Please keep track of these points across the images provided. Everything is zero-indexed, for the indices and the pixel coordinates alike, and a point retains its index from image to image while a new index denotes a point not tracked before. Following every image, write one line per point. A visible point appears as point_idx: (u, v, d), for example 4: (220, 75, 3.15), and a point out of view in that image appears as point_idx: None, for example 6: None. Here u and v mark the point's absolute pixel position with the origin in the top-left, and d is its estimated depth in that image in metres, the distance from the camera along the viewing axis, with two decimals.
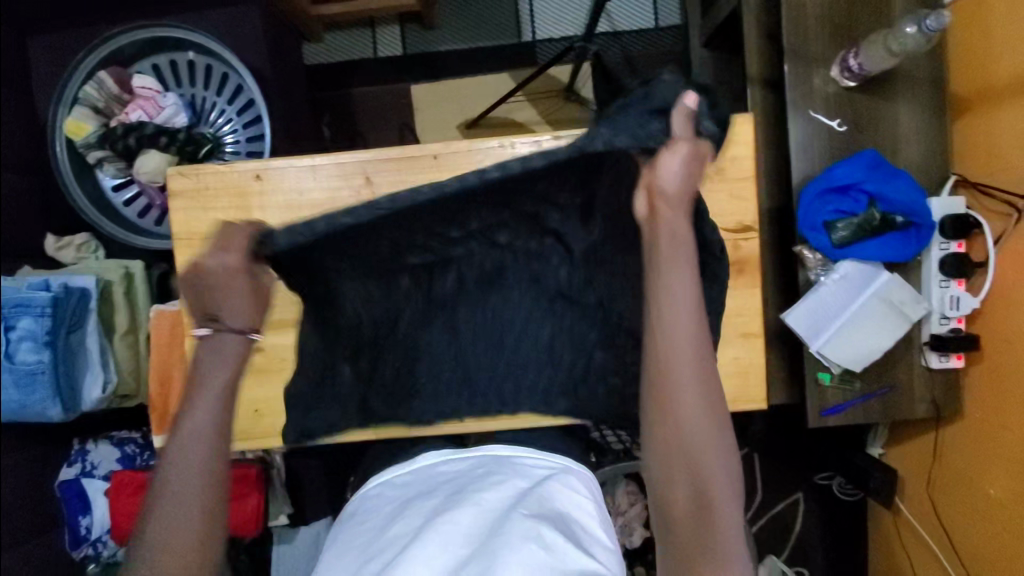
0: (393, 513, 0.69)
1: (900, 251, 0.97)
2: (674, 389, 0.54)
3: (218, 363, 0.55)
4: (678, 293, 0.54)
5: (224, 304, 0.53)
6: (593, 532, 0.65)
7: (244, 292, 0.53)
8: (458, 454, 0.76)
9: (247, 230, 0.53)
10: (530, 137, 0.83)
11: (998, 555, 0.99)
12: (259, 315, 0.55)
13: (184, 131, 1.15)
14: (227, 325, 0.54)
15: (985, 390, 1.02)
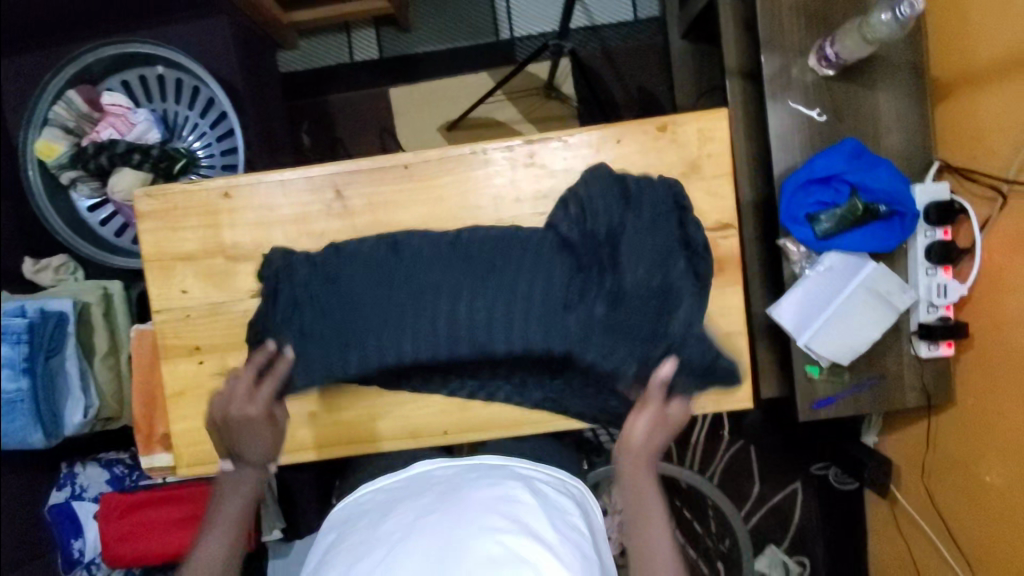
0: (383, 513, 0.64)
1: (884, 241, 0.95)
2: (635, 510, 0.66)
3: (236, 493, 0.70)
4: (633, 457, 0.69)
5: (248, 441, 0.71)
6: (583, 549, 0.60)
7: (266, 433, 0.72)
8: (455, 459, 0.71)
9: (264, 354, 0.77)
10: (501, 142, 0.81)
11: (994, 542, 0.99)
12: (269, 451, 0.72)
13: (157, 147, 1.12)
14: (248, 460, 0.71)
15: (977, 377, 1.01)
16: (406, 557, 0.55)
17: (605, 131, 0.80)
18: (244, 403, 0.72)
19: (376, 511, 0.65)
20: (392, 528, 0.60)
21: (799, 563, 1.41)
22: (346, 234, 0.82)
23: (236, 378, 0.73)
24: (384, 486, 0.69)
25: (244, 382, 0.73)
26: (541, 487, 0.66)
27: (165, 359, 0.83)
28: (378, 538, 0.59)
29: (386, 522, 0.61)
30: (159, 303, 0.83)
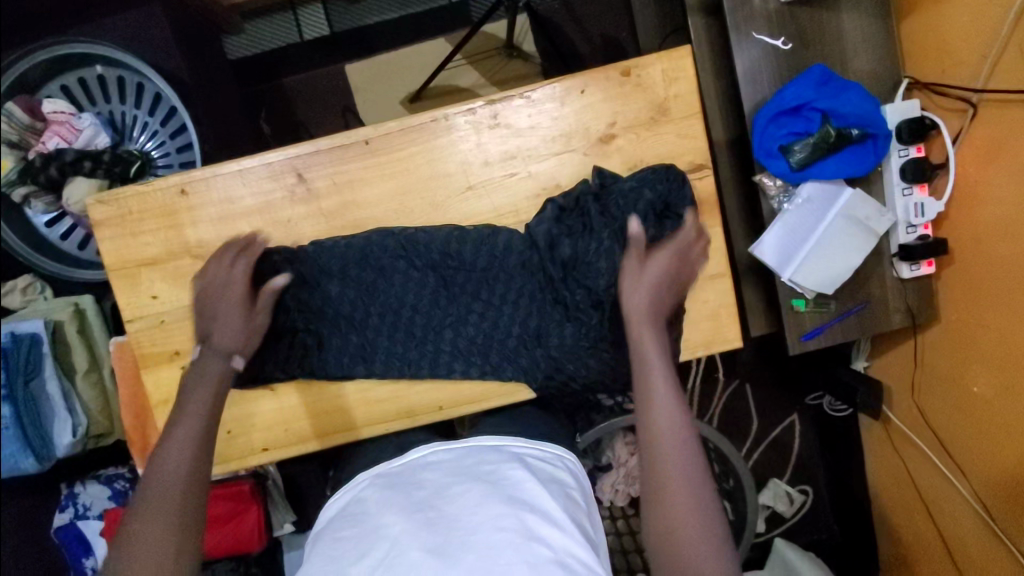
0: (382, 498, 0.62)
1: (860, 165, 0.94)
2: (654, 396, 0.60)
3: (203, 376, 0.67)
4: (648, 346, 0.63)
5: (222, 326, 0.71)
6: (583, 519, 0.61)
7: (240, 317, 0.72)
8: (447, 443, 0.69)
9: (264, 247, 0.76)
10: (462, 105, 0.78)
11: (985, 453, 1.02)
12: (242, 346, 0.71)
13: (108, 152, 1.06)
14: (218, 347, 0.70)
15: (960, 292, 1.02)
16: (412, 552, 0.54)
17: (568, 82, 0.77)
18: (216, 285, 0.72)
19: (371, 502, 0.63)
20: (390, 526, 0.58)
21: (802, 491, 1.46)
22: (315, 219, 0.79)
23: (218, 262, 0.73)
24: (383, 473, 0.67)
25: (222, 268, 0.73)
26: (539, 469, 0.65)
27: (146, 368, 0.81)
28: (378, 534, 0.57)
29: (385, 517, 0.59)
30: (130, 311, 0.80)
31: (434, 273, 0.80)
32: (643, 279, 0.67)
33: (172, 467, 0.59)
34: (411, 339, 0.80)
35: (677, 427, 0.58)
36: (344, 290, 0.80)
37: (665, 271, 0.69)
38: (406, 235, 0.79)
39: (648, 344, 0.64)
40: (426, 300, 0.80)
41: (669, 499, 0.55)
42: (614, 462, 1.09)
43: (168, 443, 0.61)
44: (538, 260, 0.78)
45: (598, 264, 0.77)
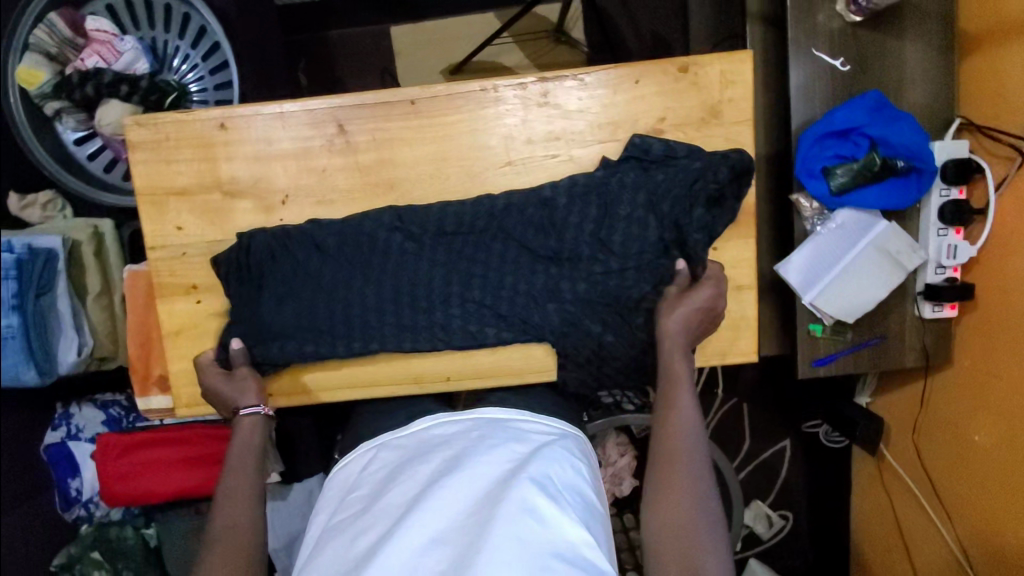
0: (390, 472, 0.64)
1: (901, 197, 0.93)
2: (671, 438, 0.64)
3: (246, 435, 0.73)
4: (682, 394, 0.67)
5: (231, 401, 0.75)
6: (588, 496, 0.61)
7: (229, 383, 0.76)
8: (457, 411, 0.69)
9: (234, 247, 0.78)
10: (513, 79, 0.76)
11: (979, 504, 1.01)
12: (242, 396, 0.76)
13: (146, 78, 1.06)
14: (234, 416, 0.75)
15: (977, 340, 1.02)
16: (410, 530, 0.56)
17: (623, 70, 0.76)
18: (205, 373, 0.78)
19: (377, 473, 0.65)
20: (392, 499, 0.61)
21: (783, 516, 1.47)
22: (349, 172, 0.77)
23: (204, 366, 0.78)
24: (393, 445, 0.68)
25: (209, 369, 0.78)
26: (550, 445, 0.64)
27: (161, 298, 0.80)
28: (380, 508, 0.61)
29: (388, 490, 0.62)
30: (153, 239, 0.79)
31: (445, 248, 0.78)
32: (681, 306, 0.73)
33: (234, 518, 0.64)
34: (424, 310, 0.78)
35: (688, 442, 0.63)
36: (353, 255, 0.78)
37: (706, 290, 0.74)
38: (432, 207, 0.77)
39: (672, 365, 0.70)
40: (439, 273, 0.78)
41: (672, 489, 0.60)
42: (604, 460, 1.11)
43: (221, 511, 0.64)
44: (561, 248, 0.77)
45: (625, 257, 0.76)
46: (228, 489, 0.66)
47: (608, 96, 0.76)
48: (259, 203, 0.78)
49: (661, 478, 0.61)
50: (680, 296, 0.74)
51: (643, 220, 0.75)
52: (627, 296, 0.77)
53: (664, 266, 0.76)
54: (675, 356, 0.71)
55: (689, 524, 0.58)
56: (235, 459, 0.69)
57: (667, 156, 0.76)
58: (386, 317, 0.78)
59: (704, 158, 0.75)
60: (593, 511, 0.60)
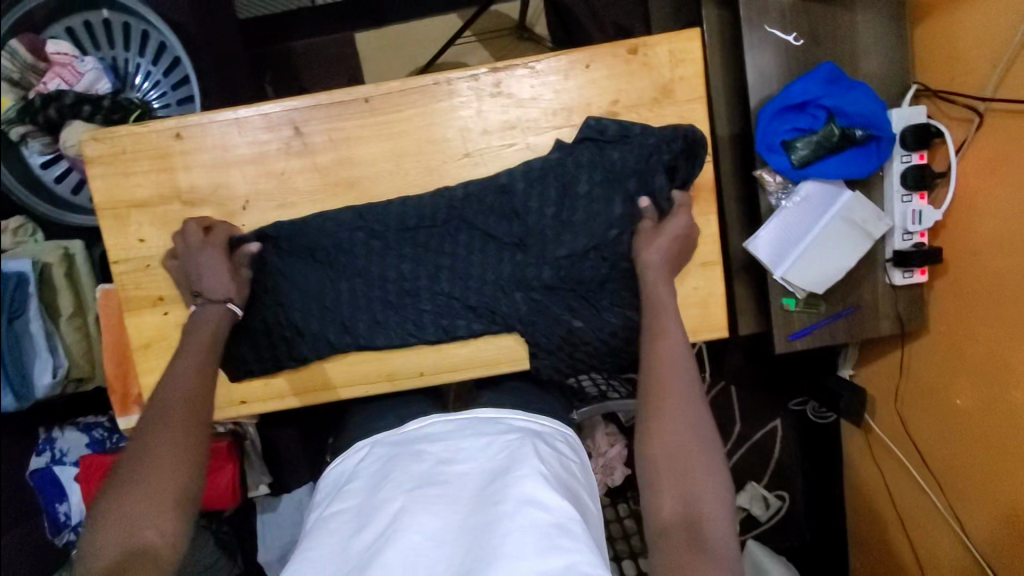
0: (380, 471, 0.65)
1: (861, 166, 0.94)
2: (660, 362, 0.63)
3: (206, 324, 0.70)
4: (670, 322, 0.67)
5: (212, 280, 0.72)
6: (580, 494, 0.62)
7: (222, 272, 0.73)
8: (447, 416, 0.70)
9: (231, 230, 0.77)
10: (466, 71, 0.77)
11: (966, 468, 1.02)
12: (225, 287, 0.73)
13: (109, 98, 1.06)
14: (209, 297, 0.72)
15: (950, 303, 1.02)
16: (409, 528, 0.56)
17: (573, 55, 0.76)
18: (197, 247, 0.73)
19: (370, 470, 0.66)
20: (388, 494, 0.61)
21: (779, 497, 1.47)
22: (308, 174, 0.77)
23: (199, 228, 0.74)
24: (385, 443, 0.69)
25: (196, 236, 0.74)
26: (542, 440, 0.66)
27: (128, 311, 0.80)
28: (375, 503, 0.60)
29: (383, 487, 0.62)
30: (115, 253, 0.79)
31: (410, 242, 0.78)
32: (658, 239, 0.73)
33: (178, 401, 0.61)
34: (395, 304, 0.79)
35: (677, 365, 0.63)
36: (319, 256, 0.78)
37: (680, 216, 0.74)
38: (392, 204, 0.77)
39: (656, 294, 0.70)
40: (406, 268, 0.79)
41: (664, 413, 0.59)
42: (593, 451, 1.09)
43: (160, 414, 0.59)
44: (523, 236, 0.77)
45: (587, 240, 0.76)
46: (177, 375, 0.64)
47: (561, 81, 0.77)
48: (220, 210, 0.78)
49: (654, 403, 0.60)
50: (655, 231, 0.74)
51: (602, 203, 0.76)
52: (592, 279, 0.77)
53: (627, 247, 0.76)
54: (659, 285, 0.70)
55: (685, 445, 0.57)
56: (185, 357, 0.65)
57: (623, 137, 0.76)
58: (360, 313, 0.79)
59: (659, 138, 0.75)
60: (586, 509, 0.61)
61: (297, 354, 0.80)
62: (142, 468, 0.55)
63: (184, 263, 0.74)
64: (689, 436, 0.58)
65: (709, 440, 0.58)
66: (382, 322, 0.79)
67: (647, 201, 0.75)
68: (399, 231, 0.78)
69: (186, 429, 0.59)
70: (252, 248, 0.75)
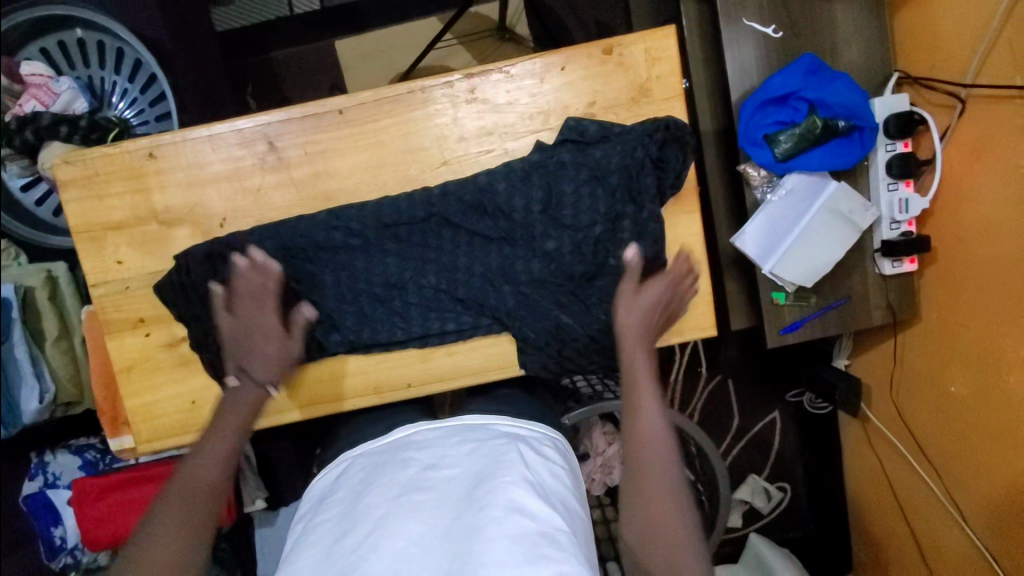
0: (365, 480, 0.64)
1: (845, 157, 0.93)
2: (639, 435, 0.61)
3: (236, 410, 0.67)
4: (647, 390, 0.64)
5: (258, 360, 0.70)
6: (567, 499, 0.62)
7: (272, 353, 0.71)
8: (434, 422, 0.70)
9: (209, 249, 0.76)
10: (440, 78, 0.76)
11: (963, 454, 1.01)
12: (273, 373, 0.71)
13: (86, 117, 1.05)
14: (253, 378, 0.70)
15: (940, 291, 1.02)
16: (395, 537, 0.55)
17: (548, 58, 0.75)
18: (241, 321, 0.71)
19: (352, 481, 0.64)
20: (373, 503, 0.59)
21: (781, 489, 1.46)
22: (284, 189, 0.76)
23: (238, 301, 0.71)
24: (370, 454, 0.67)
25: (243, 311, 0.71)
26: (528, 445, 0.66)
27: (109, 335, 0.79)
28: (361, 513, 0.59)
29: (369, 495, 0.61)
30: (94, 276, 0.78)
31: (390, 254, 0.77)
32: (636, 298, 0.69)
33: (200, 476, 0.61)
34: (378, 317, 0.78)
35: (657, 439, 0.60)
36: (298, 270, 0.77)
37: (662, 277, 0.71)
38: (370, 215, 0.76)
39: (637, 357, 0.67)
40: (387, 280, 0.78)
41: (643, 494, 0.57)
42: (591, 451, 1.07)
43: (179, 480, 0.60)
44: (504, 242, 0.76)
45: (569, 244, 0.75)
46: (204, 448, 0.63)
47: (536, 84, 0.76)
48: (197, 228, 0.77)
49: (633, 484, 0.59)
50: (635, 288, 0.70)
51: (584, 205, 0.74)
52: (576, 283, 0.76)
53: (609, 250, 0.75)
54: (637, 347, 0.67)
55: (667, 528, 0.56)
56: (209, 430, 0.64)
57: (602, 137, 0.75)
58: (343, 326, 0.78)
59: (637, 136, 0.74)
60: (572, 512, 0.61)
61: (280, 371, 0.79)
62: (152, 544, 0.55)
63: (228, 332, 0.71)
64: (671, 516, 0.57)
65: (691, 520, 0.57)
66: (366, 335, 0.78)
67: (633, 252, 0.71)
68: (376, 243, 0.76)
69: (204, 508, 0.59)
70: (309, 315, 0.74)
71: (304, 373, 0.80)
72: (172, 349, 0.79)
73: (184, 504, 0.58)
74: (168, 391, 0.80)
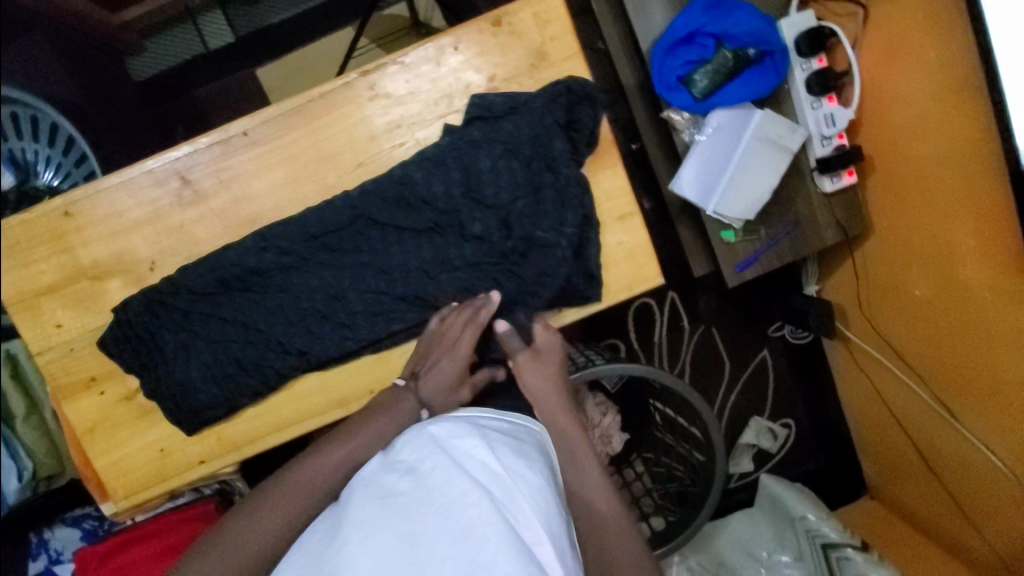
0: (350, 484, 0.61)
1: (762, 84, 0.93)
2: (585, 493, 0.64)
3: (392, 413, 0.70)
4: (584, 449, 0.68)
5: (435, 379, 0.73)
6: (549, 498, 0.60)
7: (451, 380, 0.74)
8: (420, 420, 0.67)
9: (143, 295, 0.75)
10: (338, 80, 0.75)
11: (940, 354, 1.00)
12: (438, 402, 0.73)
13: (14, 190, 1.01)
14: (423, 389, 0.73)
15: (886, 198, 1.02)
16: (379, 542, 0.52)
17: (440, 41, 0.75)
18: (451, 342, 0.74)
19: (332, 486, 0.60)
20: (355, 509, 0.56)
21: (784, 425, 1.46)
22: (207, 221, 0.76)
23: (458, 322, 0.74)
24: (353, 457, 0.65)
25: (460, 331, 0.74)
26: (509, 443, 0.64)
27: (64, 400, 0.78)
28: (345, 520, 0.55)
29: (353, 501, 0.57)
30: (37, 343, 0.77)
31: (321, 266, 0.76)
32: (534, 367, 0.74)
33: (303, 478, 0.64)
34: (322, 333, 0.76)
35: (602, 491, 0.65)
36: (233, 299, 0.76)
37: (553, 344, 0.76)
38: (293, 231, 0.75)
39: (557, 421, 0.71)
40: (326, 292, 0.76)
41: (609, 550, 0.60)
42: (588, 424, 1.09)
43: (294, 474, 0.65)
44: (433, 232, 0.76)
45: (497, 221, 0.75)
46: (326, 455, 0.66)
47: (434, 69, 0.76)
48: (128, 277, 0.76)
49: (594, 541, 0.61)
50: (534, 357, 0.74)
51: (502, 180, 0.74)
52: (512, 259, 0.76)
53: (538, 219, 0.75)
54: (549, 407, 0.72)
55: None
56: (349, 434, 0.68)
57: (510, 109, 0.74)
58: (289, 346, 0.77)
59: (541, 102, 0.74)
60: (555, 515, 0.58)
61: (238, 404, 0.78)
62: (252, 532, 0.59)
63: (423, 340, 0.75)
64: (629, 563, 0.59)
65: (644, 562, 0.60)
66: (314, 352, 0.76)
67: (502, 323, 0.75)
68: (305, 256, 0.75)
69: (303, 505, 0.62)
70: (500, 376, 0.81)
71: (264, 401, 0.79)
72: (131, 401, 0.79)
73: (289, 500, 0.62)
74: (136, 443, 0.79)
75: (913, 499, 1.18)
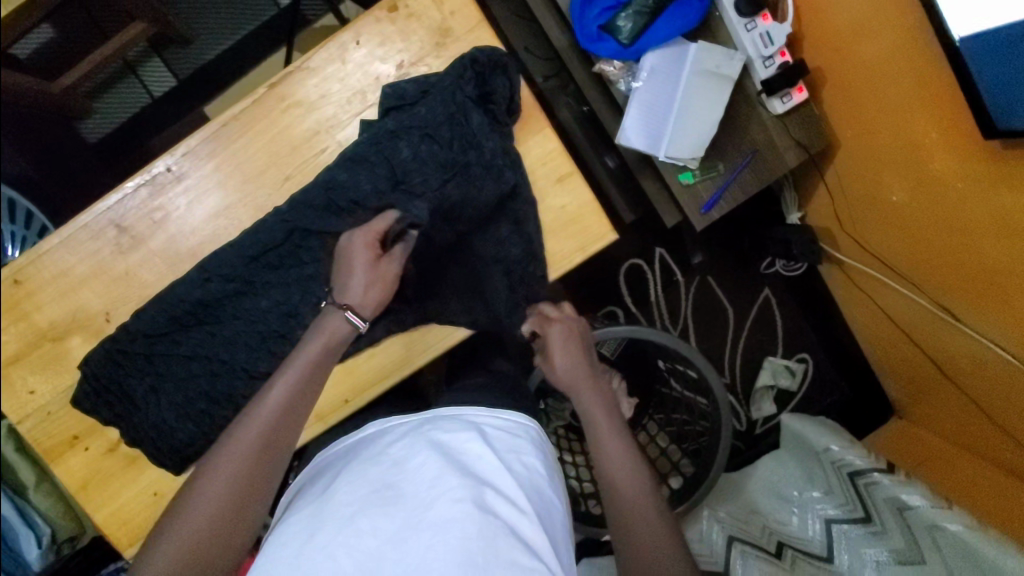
0: (331, 477, 0.59)
1: (687, 17, 0.91)
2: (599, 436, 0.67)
3: (322, 331, 0.65)
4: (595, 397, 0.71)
5: (354, 287, 0.67)
6: (537, 487, 0.60)
7: (371, 280, 0.68)
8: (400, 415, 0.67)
9: (101, 348, 0.75)
10: (248, 98, 0.75)
11: (926, 257, 0.96)
12: (369, 308, 0.68)
13: None
14: (347, 299, 0.67)
15: (841, 109, 0.99)
16: (365, 534, 0.51)
17: (340, 38, 0.74)
18: (356, 254, 0.68)
19: (317, 489, 0.59)
20: (340, 503, 0.54)
21: (801, 360, 1.40)
22: (150, 263, 0.76)
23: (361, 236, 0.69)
24: (337, 451, 0.65)
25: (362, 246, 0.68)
26: (498, 435, 0.63)
27: (52, 463, 0.79)
28: (327, 508, 0.54)
29: (337, 492, 0.56)
30: (14, 413, 0.78)
31: (268, 286, 0.75)
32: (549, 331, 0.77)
33: (245, 445, 0.57)
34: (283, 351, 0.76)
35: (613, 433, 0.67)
36: (190, 335, 0.76)
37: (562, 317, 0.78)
38: (233, 257, 0.74)
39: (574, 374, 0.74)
40: (279, 310, 0.75)
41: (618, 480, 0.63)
42: None
43: (225, 446, 0.57)
44: None
45: (431, 207, 0.73)
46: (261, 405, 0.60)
47: (341, 68, 0.75)
48: (88, 332, 0.77)
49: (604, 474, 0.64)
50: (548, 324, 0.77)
51: (427, 165, 0.73)
52: None
53: (473, 197, 0.74)
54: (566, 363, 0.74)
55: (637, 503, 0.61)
56: (293, 365, 0.62)
57: (422, 93, 0.73)
58: (253, 371, 0.76)
59: (452, 78, 0.72)
60: (546, 505, 0.59)
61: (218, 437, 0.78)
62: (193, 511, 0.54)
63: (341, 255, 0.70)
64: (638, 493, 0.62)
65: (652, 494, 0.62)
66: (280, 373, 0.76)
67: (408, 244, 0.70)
68: (252, 278, 0.75)
69: (243, 483, 0.56)
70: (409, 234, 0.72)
71: None
72: (116, 452, 0.80)
73: (227, 476, 0.56)
74: (129, 492, 0.80)
75: (933, 414, 1.12)
